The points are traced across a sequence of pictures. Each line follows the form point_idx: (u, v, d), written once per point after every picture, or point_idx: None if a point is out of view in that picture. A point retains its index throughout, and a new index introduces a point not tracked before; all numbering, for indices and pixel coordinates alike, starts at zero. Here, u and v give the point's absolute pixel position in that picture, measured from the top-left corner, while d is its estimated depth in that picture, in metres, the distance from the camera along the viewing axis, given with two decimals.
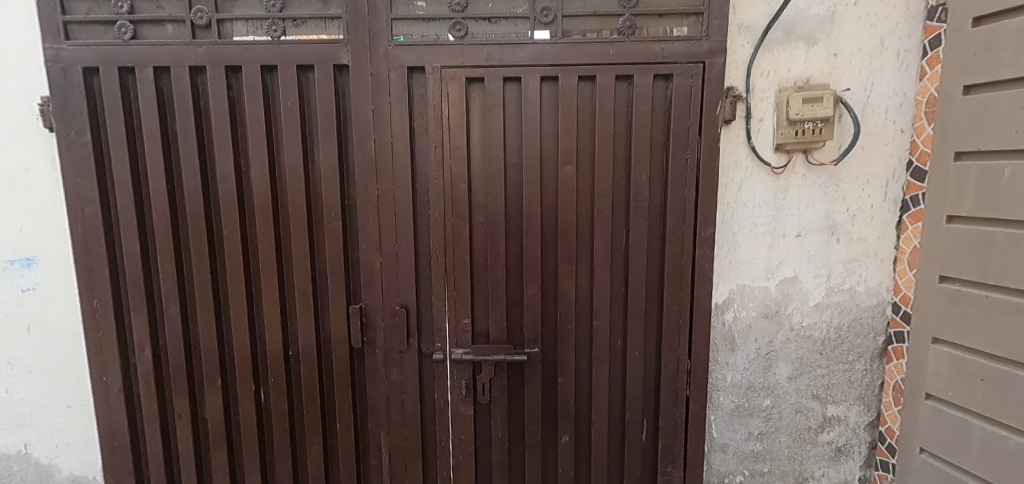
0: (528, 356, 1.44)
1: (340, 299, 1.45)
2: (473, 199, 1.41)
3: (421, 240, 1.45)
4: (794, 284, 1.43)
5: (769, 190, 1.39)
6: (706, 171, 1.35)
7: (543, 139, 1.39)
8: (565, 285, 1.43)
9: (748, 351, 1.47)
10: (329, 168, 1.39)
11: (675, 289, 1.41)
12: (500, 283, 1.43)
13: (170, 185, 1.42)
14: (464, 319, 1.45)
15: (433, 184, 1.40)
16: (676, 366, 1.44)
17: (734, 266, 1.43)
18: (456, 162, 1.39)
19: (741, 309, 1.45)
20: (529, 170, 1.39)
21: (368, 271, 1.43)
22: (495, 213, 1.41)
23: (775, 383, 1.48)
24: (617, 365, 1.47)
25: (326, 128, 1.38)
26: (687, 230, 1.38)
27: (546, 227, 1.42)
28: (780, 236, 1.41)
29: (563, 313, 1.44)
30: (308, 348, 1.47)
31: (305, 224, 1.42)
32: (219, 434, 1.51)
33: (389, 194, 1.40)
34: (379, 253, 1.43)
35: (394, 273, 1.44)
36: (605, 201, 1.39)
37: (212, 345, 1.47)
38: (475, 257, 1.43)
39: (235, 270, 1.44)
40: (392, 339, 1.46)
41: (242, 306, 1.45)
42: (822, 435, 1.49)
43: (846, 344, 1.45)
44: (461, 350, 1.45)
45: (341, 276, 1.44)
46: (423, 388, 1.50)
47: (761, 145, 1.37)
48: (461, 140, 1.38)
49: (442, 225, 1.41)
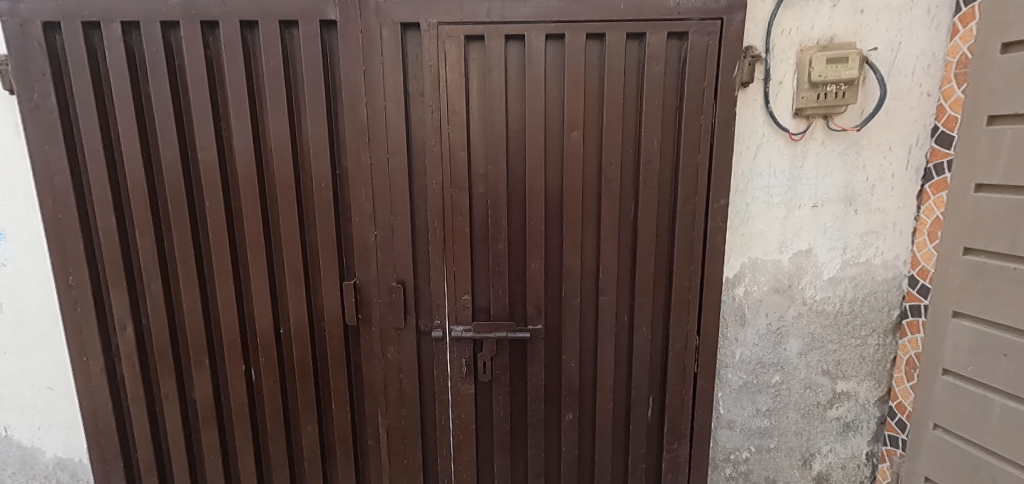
0: (531, 333, 1.39)
1: (333, 276, 1.37)
2: (473, 169, 1.33)
3: (418, 212, 1.36)
4: (809, 257, 1.37)
5: (786, 159, 1.32)
6: (721, 138, 1.27)
7: (548, 104, 1.30)
8: (570, 259, 1.36)
9: (758, 326, 1.42)
10: (318, 135, 1.30)
11: (685, 263, 1.35)
12: (502, 258, 1.36)
13: (145, 153, 1.32)
14: (463, 295, 1.38)
15: (431, 152, 1.31)
16: (684, 343, 1.39)
17: (747, 239, 1.37)
18: (455, 128, 1.29)
19: (752, 284, 1.40)
20: (533, 136, 1.30)
21: (362, 246, 1.35)
22: (497, 184, 1.32)
23: (785, 359, 1.43)
24: (624, 341, 1.42)
25: (314, 91, 1.28)
26: (700, 200, 1.31)
27: (550, 198, 1.34)
28: (795, 206, 1.34)
29: (568, 289, 1.37)
30: (301, 325, 1.40)
31: (293, 195, 1.32)
32: (208, 415, 1.45)
33: (383, 163, 1.31)
34: (373, 226, 1.35)
35: (390, 248, 1.36)
36: (613, 170, 1.31)
37: (198, 324, 1.40)
38: (476, 231, 1.36)
39: (220, 245, 1.35)
40: (388, 316, 1.39)
41: (228, 283, 1.37)
42: (830, 410, 1.46)
43: (860, 318, 1.40)
44: (462, 326, 1.39)
45: (334, 250, 1.35)
46: (421, 366, 1.44)
47: (780, 110, 1.29)
48: (460, 104, 1.28)
49: (440, 196, 1.32)
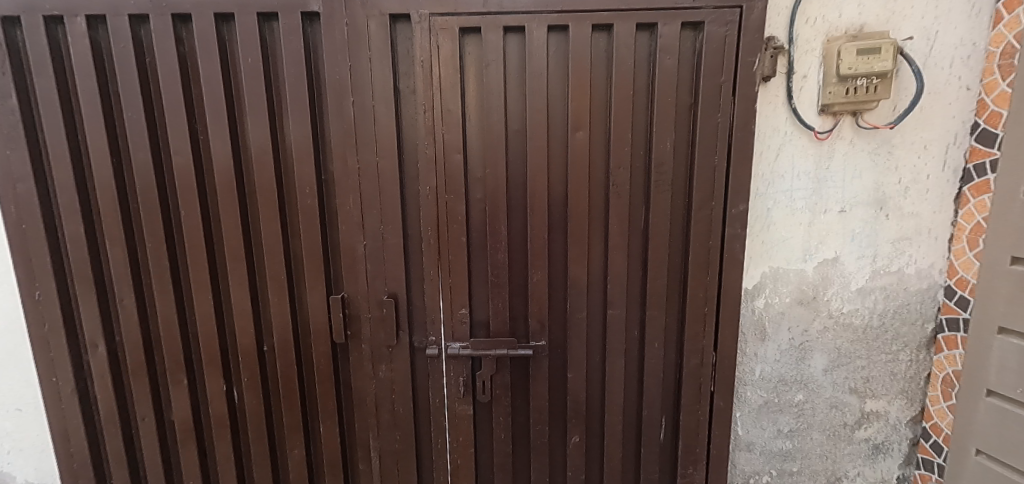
0: (534, 350, 1.28)
1: (319, 289, 1.27)
2: (469, 173, 1.23)
3: (410, 220, 1.26)
4: (835, 266, 1.26)
5: (810, 160, 1.21)
6: (740, 137, 1.16)
7: (551, 102, 1.19)
8: (576, 270, 1.25)
9: (780, 341, 1.31)
10: (302, 137, 1.20)
11: (700, 273, 1.24)
12: (501, 269, 1.26)
13: (116, 158, 1.22)
14: (460, 309, 1.28)
15: (423, 155, 1.21)
16: (699, 359, 1.28)
17: (768, 247, 1.26)
18: (449, 129, 1.19)
19: (773, 295, 1.29)
20: (534, 137, 1.19)
21: (351, 257, 1.25)
22: (495, 189, 1.22)
23: (809, 376, 1.33)
24: (634, 358, 1.31)
25: (295, 89, 1.18)
26: (717, 204, 1.20)
27: (554, 205, 1.24)
28: (821, 211, 1.24)
29: (574, 302, 1.27)
30: (285, 342, 1.30)
31: (275, 202, 1.22)
32: (187, 438, 1.35)
33: (371, 167, 1.21)
34: (362, 235, 1.24)
35: (380, 259, 1.25)
36: (623, 173, 1.20)
37: (175, 341, 1.30)
38: (473, 240, 1.26)
39: (197, 257, 1.25)
40: (379, 332, 1.29)
41: (206, 296, 1.27)
42: (858, 431, 1.35)
43: (890, 332, 1.29)
44: (459, 343, 1.29)
45: (320, 261, 1.25)
46: (415, 385, 1.34)
47: (804, 107, 1.18)
48: (454, 102, 1.18)
49: (434, 202, 1.22)
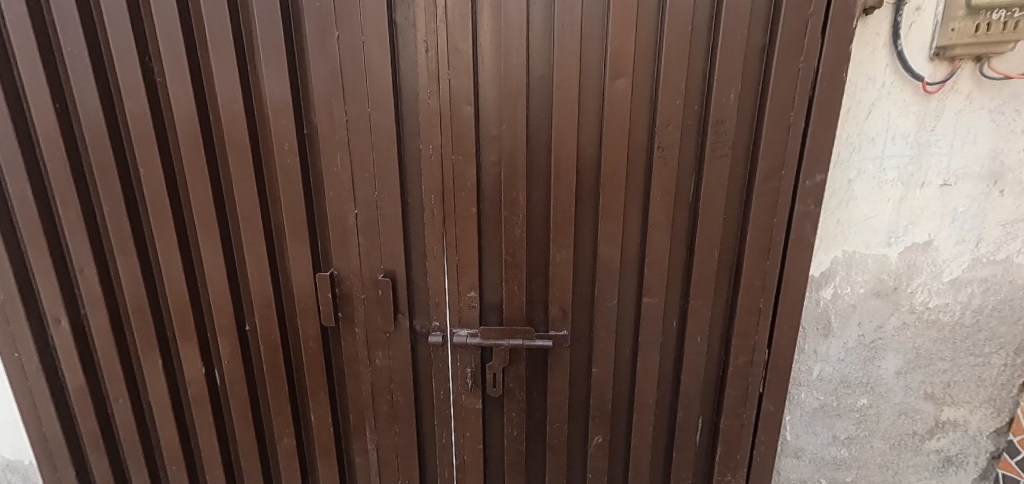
0: (554, 341, 1.10)
1: (304, 265, 1.08)
2: (482, 131, 1.00)
3: (411, 186, 1.05)
4: (926, 252, 1.04)
5: (912, 119, 0.96)
6: (826, 89, 0.91)
7: (585, 40, 0.94)
8: (607, 251, 1.05)
9: (847, 338, 1.11)
10: (277, 83, 0.98)
11: (759, 257, 1.02)
12: (518, 247, 1.06)
13: (60, 104, 1.02)
14: (469, 292, 1.09)
15: (425, 107, 0.99)
16: (749, 357, 1.09)
17: (844, 227, 1.03)
18: (458, 74, 0.96)
19: (844, 285, 1.07)
20: (562, 86, 0.96)
21: (340, 230, 1.06)
22: (514, 151, 1.00)
23: (876, 379, 1.13)
24: (670, 352, 1.13)
25: (267, 21, 0.95)
26: (787, 175, 0.97)
27: (583, 171, 1.02)
28: (916, 184, 1.00)
29: (603, 287, 1.07)
30: (268, 324, 1.13)
31: (249, 162, 1.02)
32: (167, 421, 1.23)
33: (362, 120, 0.99)
34: (353, 203, 1.04)
35: (374, 232, 1.06)
36: (672, 133, 0.97)
37: (146, 318, 1.15)
38: (486, 212, 1.05)
39: (163, 224, 1.08)
40: (375, 316, 1.11)
41: (177, 270, 1.11)
42: (929, 442, 1.16)
43: (984, 332, 1.07)
44: (466, 330, 1.11)
45: (304, 233, 1.06)
46: (417, 375, 1.18)
47: (913, 49, 0.92)
48: (464, 40, 0.94)
49: (439, 165, 1.01)
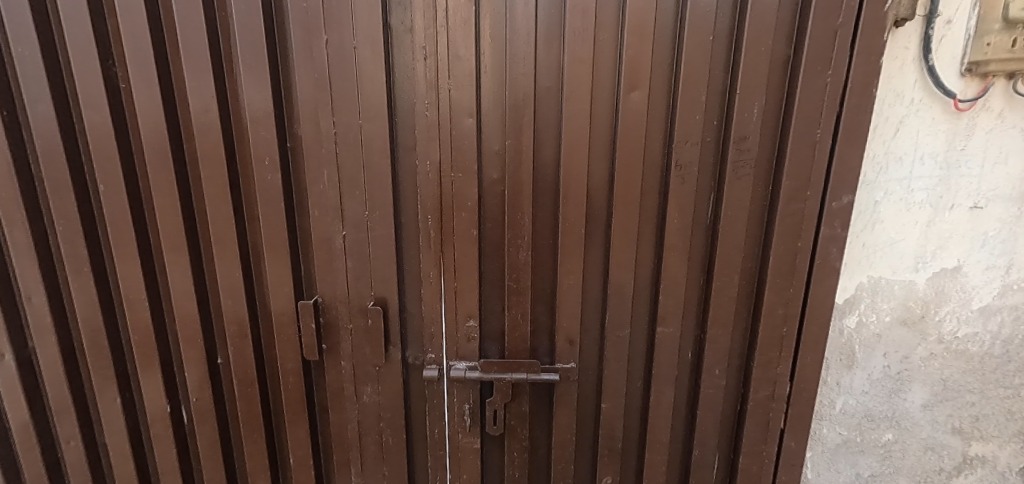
0: (560, 375, 1.01)
1: (283, 292, 0.97)
2: (484, 146, 0.92)
3: (405, 204, 0.96)
4: (955, 278, 0.98)
5: (942, 138, 0.91)
6: (855, 105, 0.85)
7: (598, 50, 0.87)
8: (619, 277, 0.96)
9: (872, 369, 1.04)
10: (258, 90, 0.88)
11: (782, 284, 0.95)
12: (522, 272, 0.97)
13: (8, 111, 0.91)
14: (468, 321, 0.99)
15: (422, 119, 0.90)
16: (770, 391, 1.01)
17: (869, 251, 0.97)
18: (459, 84, 0.88)
19: (869, 313, 1.01)
20: (573, 98, 0.88)
21: (326, 253, 0.96)
22: (519, 167, 0.92)
23: (902, 413, 1.06)
24: (685, 385, 1.04)
25: (246, 22, 0.85)
26: (812, 196, 0.90)
27: (594, 190, 0.94)
28: (946, 206, 0.94)
29: (614, 316, 0.98)
30: (242, 356, 1.01)
31: (224, 177, 0.92)
32: (125, 465, 1.09)
33: (352, 132, 0.90)
34: (340, 224, 0.94)
35: (363, 256, 0.96)
36: (690, 150, 0.89)
37: (103, 350, 1.02)
38: (488, 234, 0.97)
39: (124, 246, 0.96)
40: (363, 348, 1.00)
41: (139, 296, 0.99)
42: (956, 479, 1.09)
43: (1014, 363, 1.01)
44: (465, 363, 1.01)
45: (284, 256, 0.96)
46: (409, 411, 1.07)
47: (944, 65, 0.87)
48: (467, 47, 0.86)
49: (438, 182, 0.92)
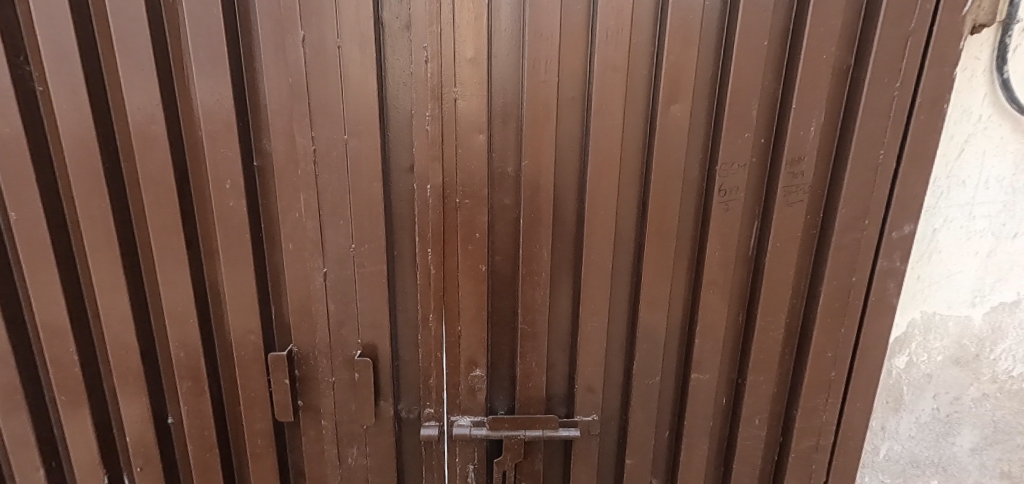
0: (580, 430, 0.87)
1: (250, 341, 0.80)
2: (495, 166, 0.78)
3: (399, 235, 0.80)
4: (1014, 313, 0.88)
5: (1009, 160, 0.81)
6: (925, 123, 0.74)
7: (632, 55, 0.74)
8: (650, 318, 0.84)
9: (920, 412, 0.94)
10: (215, 97, 0.71)
11: (834, 324, 0.83)
12: (538, 313, 0.83)
13: None
14: (474, 370, 0.85)
15: (422, 134, 0.75)
16: (815, 441, 0.89)
17: (925, 284, 0.87)
18: (468, 92, 0.73)
19: (920, 352, 0.91)
20: (603, 112, 0.75)
21: (303, 294, 0.79)
22: (537, 193, 0.77)
23: (949, 458, 0.96)
24: (718, 435, 0.92)
25: (200, 11, 0.68)
26: (872, 226, 0.79)
27: (622, 219, 0.81)
28: (1009, 235, 0.85)
29: (643, 362, 0.85)
30: (198, 418, 0.84)
31: (173, 204, 0.74)
32: None
33: (334, 150, 0.73)
34: (320, 259, 0.78)
35: (349, 297, 0.80)
36: (737, 174, 0.77)
37: (20, 415, 0.82)
38: (498, 268, 0.83)
39: (46, 288, 0.77)
40: (348, 405, 0.84)
41: (66, 348, 0.80)
42: None
43: None
44: (469, 418, 0.86)
45: (251, 299, 0.78)
46: (402, 473, 0.91)
47: (1017, 78, 0.77)
48: (477, 49, 0.72)
49: (440, 210, 0.77)
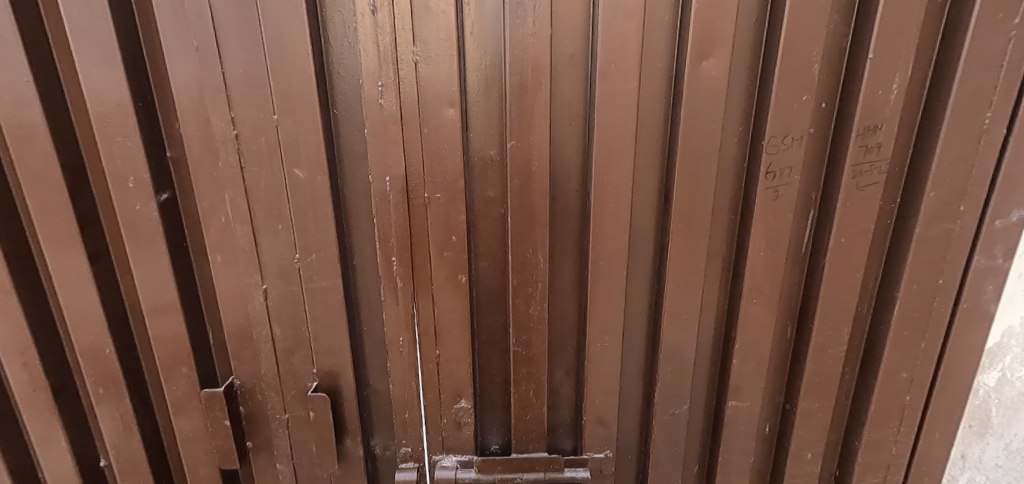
0: (591, 470, 0.72)
1: (181, 375, 0.65)
2: (474, 150, 0.62)
3: (358, 240, 0.64)
4: None
5: None
6: None
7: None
8: (675, 333, 0.67)
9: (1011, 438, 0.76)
10: (102, 70, 0.54)
11: (913, 338, 0.65)
12: (534, 332, 0.67)
13: None
14: (458, 402, 0.69)
15: (375, 111, 0.57)
16: (883, 478, 0.72)
17: None
18: (433, 54, 0.56)
19: (1017, 367, 0.73)
20: (612, 74, 0.57)
21: (239, 317, 0.64)
22: (528, 183, 0.60)
23: None
24: (759, 470, 0.76)
25: None
26: (969, 213, 0.60)
27: (638, 210, 0.65)
28: None
29: (666, 386, 0.69)
30: (129, 465, 0.69)
31: (66, 210, 0.58)
32: None
33: (263, 135, 0.57)
34: (258, 274, 0.62)
35: (298, 319, 0.64)
36: (790, 150, 0.59)
37: None
38: (484, 277, 0.67)
39: None
40: (305, 447, 0.69)
41: None
42: None
43: None
44: (455, 458, 0.71)
45: (177, 325, 0.63)
46: None
47: None
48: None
49: (406, 208, 0.61)
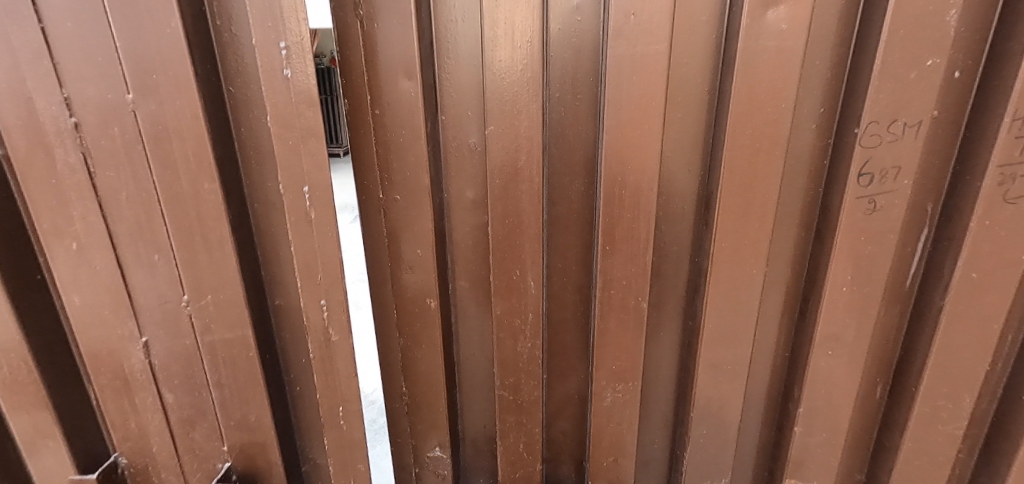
0: None
1: (39, 460, 0.47)
2: (444, 132, 0.43)
3: (277, 271, 0.46)
4: None
5: None
6: None
7: None
8: (719, 394, 0.49)
9: None
10: None
11: None
12: (524, 375, 0.48)
13: None
14: (434, 448, 0.52)
15: (281, 88, 0.38)
16: None
17: None
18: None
19: None
20: (632, 30, 0.38)
21: (115, 380, 0.46)
22: (513, 184, 0.41)
23: None
24: None
25: None
26: None
27: (669, 226, 0.46)
28: None
29: (703, 459, 0.51)
30: None
31: None
32: None
33: (115, 125, 0.38)
34: (134, 323, 0.44)
35: (196, 383, 0.46)
36: (897, 139, 0.40)
37: None
38: (460, 301, 0.49)
39: None
40: None
41: None
42: None
43: None
44: None
45: (24, 396, 0.45)
46: None
47: None
48: None
49: (333, 229, 0.42)
